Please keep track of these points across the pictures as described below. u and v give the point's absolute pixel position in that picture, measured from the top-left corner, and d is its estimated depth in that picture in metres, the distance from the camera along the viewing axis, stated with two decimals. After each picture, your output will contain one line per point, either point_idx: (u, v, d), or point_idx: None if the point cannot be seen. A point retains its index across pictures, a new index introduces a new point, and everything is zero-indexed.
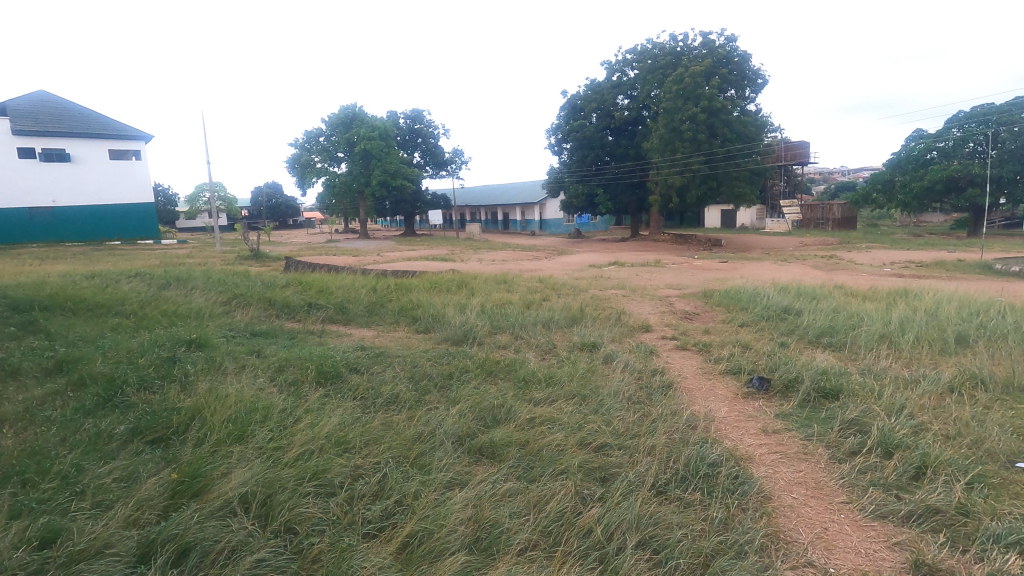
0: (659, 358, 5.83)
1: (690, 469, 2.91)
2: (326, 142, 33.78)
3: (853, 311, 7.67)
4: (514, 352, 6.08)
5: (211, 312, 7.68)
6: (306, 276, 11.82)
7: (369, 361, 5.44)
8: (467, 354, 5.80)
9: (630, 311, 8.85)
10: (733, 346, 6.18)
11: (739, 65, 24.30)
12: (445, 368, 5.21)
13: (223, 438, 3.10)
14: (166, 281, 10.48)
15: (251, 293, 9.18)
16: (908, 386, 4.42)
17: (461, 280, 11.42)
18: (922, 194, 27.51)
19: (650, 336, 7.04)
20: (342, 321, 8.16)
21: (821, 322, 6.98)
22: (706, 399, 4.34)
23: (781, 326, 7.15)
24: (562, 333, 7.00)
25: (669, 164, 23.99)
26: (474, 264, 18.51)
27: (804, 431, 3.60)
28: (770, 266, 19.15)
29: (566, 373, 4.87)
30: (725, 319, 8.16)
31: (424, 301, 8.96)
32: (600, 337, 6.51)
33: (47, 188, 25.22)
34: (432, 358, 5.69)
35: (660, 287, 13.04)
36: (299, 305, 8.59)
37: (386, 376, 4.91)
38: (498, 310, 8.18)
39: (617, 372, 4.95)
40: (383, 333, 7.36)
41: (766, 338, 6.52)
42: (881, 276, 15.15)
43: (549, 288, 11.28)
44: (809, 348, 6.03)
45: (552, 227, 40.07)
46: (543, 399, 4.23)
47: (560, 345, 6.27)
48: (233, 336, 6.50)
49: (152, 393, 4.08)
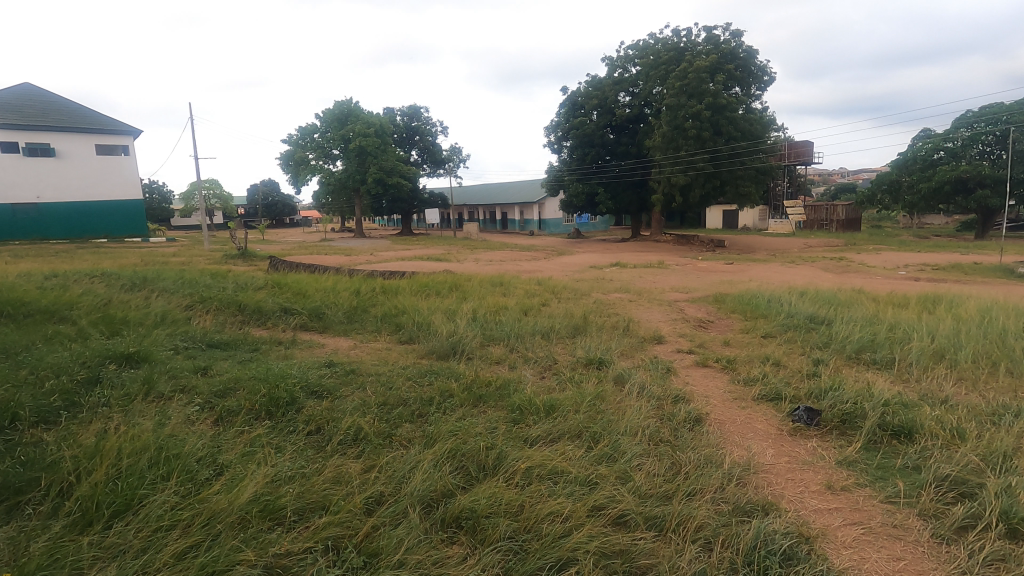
0: (678, 377, 4.98)
1: (753, 567, 2.10)
2: (320, 138, 32.88)
3: (888, 319, 6.87)
4: (509, 369, 5.23)
5: (169, 318, 6.82)
6: (287, 277, 10.96)
7: (336, 382, 4.55)
8: (454, 372, 4.95)
9: (639, 318, 8.01)
10: (764, 364, 5.33)
11: (745, 61, 23.39)
12: (425, 394, 4.37)
13: (106, 513, 2.24)
14: (135, 281, 9.71)
15: (219, 295, 8.34)
16: (993, 422, 3.58)
17: (453, 282, 10.59)
18: (929, 195, 26.70)
19: (664, 349, 6.18)
20: (317, 328, 7.31)
21: (859, 334, 6.13)
22: (746, 437, 3.52)
23: (811, 338, 6.32)
24: (563, 345, 6.16)
25: (672, 162, 23.18)
26: (470, 264, 17.73)
27: (882, 491, 2.77)
28: (779, 268, 18.32)
29: (571, 401, 4.03)
30: (746, 328, 7.32)
31: (410, 306, 8.09)
32: (609, 352, 5.66)
33: (31, 184, 24.31)
34: (411, 376, 4.84)
35: (666, 290, 12.24)
36: (270, 310, 7.75)
37: (353, 404, 4.09)
38: (491, 318, 7.35)
39: (633, 399, 4.12)
40: (361, 344, 6.50)
41: (797, 354, 5.69)
42: (897, 280, 14.38)
43: (548, 292, 10.45)
44: (850, 366, 5.22)
45: (551, 227, 39.31)
46: (544, 438, 3.42)
47: (562, 361, 5.42)
48: (184, 348, 5.61)
49: (42, 431, 3.15)
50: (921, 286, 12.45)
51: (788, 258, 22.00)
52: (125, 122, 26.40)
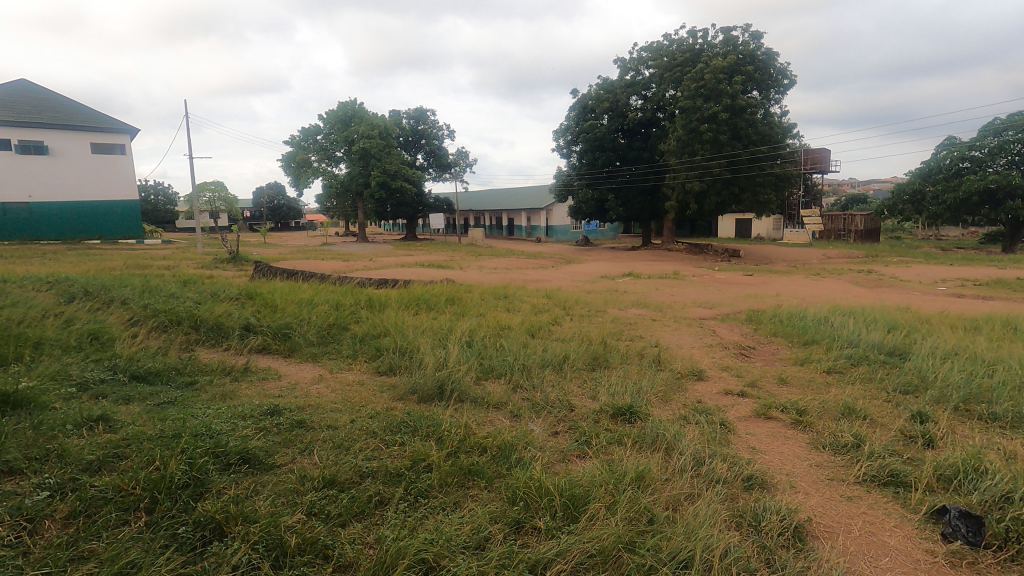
0: (739, 438, 3.68)
1: None
2: (323, 140, 31.74)
3: (977, 351, 5.57)
4: (512, 422, 3.94)
5: (99, 339, 5.57)
6: (266, 285, 9.77)
7: (272, 443, 3.30)
8: (436, 425, 3.66)
9: (668, 344, 6.74)
10: (849, 419, 4.01)
11: (765, 62, 21.96)
12: (392, 464, 3.10)
13: None
14: (90, 288, 8.54)
15: (176, 308, 7.10)
16: None
17: (451, 294, 9.35)
18: (956, 206, 25.14)
19: (707, 389, 4.88)
20: (280, 351, 6.07)
21: (959, 375, 4.77)
22: (880, 565, 2.25)
23: (892, 378, 5.01)
24: (580, 384, 4.86)
25: (687, 167, 21.85)
26: (473, 272, 16.55)
27: None
28: (805, 281, 16.99)
29: (599, 487, 2.75)
30: (799, 359, 6.00)
31: (395, 324, 6.82)
32: (639, 396, 4.37)
33: (23, 182, 23.31)
34: (378, 432, 3.58)
35: (689, 306, 10.98)
36: (228, 327, 6.52)
37: (281, 487, 2.83)
38: (490, 342, 6.07)
39: (692, 485, 2.85)
40: (329, 375, 5.24)
41: (886, 404, 4.36)
42: (938, 296, 13.10)
43: (559, 307, 9.18)
44: (965, 425, 3.92)
45: (558, 233, 37.98)
46: (561, 572, 2.16)
47: (580, 411, 4.12)
48: (94, 383, 4.35)
49: None
50: (973, 305, 11.18)
51: (811, 269, 20.72)
52: (121, 120, 25.35)
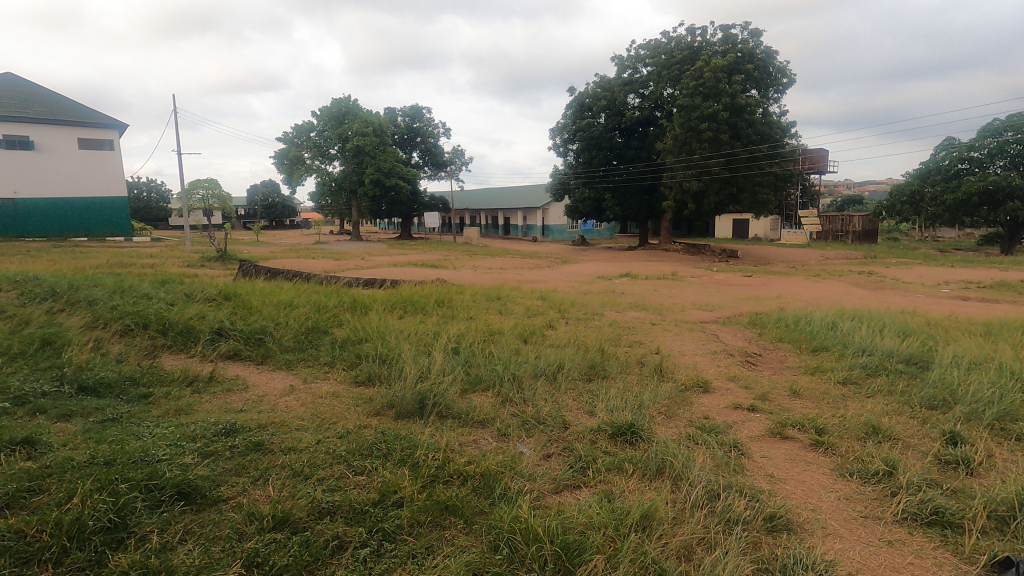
0: (753, 462, 3.25)
1: None
2: (317, 137, 31.14)
3: (1002, 362, 5.16)
4: (499, 443, 3.50)
5: (52, 345, 5.08)
6: (247, 285, 9.29)
7: (219, 472, 2.85)
8: (412, 449, 3.22)
9: (669, 350, 6.32)
10: (875, 440, 3.59)
11: (764, 61, 21.59)
12: (356, 498, 2.66)
13: None
14: (59, 287, 8.03)
15: (146, 310, 6.62)
16: None
17: (441, 295, 8.91)
18: (954, 207, 24.85)
19: (714, 403, 4.45)
20: (252, 359, 5.61)
21: (991, 389, 4.35)
22: None
23: (916, 391, 4.59)
24: (576, 397, 4.41)
25: (685, 166, 21.45)
26: (467, 272, 16.12)
27: None
28: (805, 283, 16.66)
29: (598, 532, 2.33)
30: (810, 368, 5.60)
31: (378, 328, 6.36)
32: (641, 411, 3.93)
33: (8, 177, 22.72)
34: (344, 456, 3.14)
35: (688, 308, 10.58)
36: (198, 331, 6.05)
37: (221, 529, 2.39)
38: (479, 349, 5.63)
39: (707, 527, 2.43)
40: (301, 385, 4.78)
41: (913, 422, 3.95)
42: (943, 299, 12.78)
43: (553, 309, 8.76)
44: (1003, 447, 3.51)
45: (554, 233, 37.57)
46: None
47: (575, 429, 3.68)
48: (32, 397, 3.87)
49: None
50: (978, 309, 10.85)
51: (811, 270, 20.38)
52: (110, 115, 24.74)
